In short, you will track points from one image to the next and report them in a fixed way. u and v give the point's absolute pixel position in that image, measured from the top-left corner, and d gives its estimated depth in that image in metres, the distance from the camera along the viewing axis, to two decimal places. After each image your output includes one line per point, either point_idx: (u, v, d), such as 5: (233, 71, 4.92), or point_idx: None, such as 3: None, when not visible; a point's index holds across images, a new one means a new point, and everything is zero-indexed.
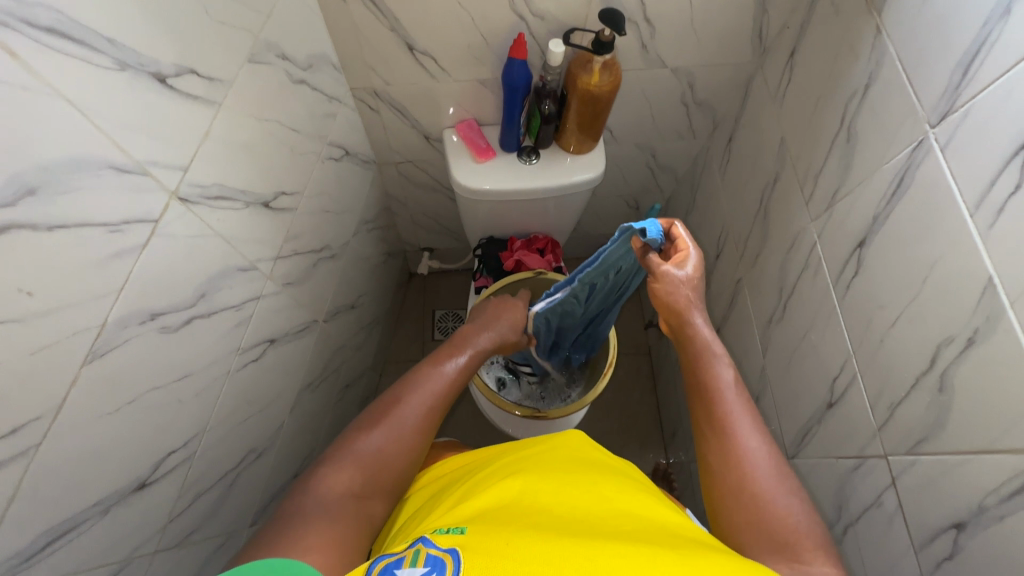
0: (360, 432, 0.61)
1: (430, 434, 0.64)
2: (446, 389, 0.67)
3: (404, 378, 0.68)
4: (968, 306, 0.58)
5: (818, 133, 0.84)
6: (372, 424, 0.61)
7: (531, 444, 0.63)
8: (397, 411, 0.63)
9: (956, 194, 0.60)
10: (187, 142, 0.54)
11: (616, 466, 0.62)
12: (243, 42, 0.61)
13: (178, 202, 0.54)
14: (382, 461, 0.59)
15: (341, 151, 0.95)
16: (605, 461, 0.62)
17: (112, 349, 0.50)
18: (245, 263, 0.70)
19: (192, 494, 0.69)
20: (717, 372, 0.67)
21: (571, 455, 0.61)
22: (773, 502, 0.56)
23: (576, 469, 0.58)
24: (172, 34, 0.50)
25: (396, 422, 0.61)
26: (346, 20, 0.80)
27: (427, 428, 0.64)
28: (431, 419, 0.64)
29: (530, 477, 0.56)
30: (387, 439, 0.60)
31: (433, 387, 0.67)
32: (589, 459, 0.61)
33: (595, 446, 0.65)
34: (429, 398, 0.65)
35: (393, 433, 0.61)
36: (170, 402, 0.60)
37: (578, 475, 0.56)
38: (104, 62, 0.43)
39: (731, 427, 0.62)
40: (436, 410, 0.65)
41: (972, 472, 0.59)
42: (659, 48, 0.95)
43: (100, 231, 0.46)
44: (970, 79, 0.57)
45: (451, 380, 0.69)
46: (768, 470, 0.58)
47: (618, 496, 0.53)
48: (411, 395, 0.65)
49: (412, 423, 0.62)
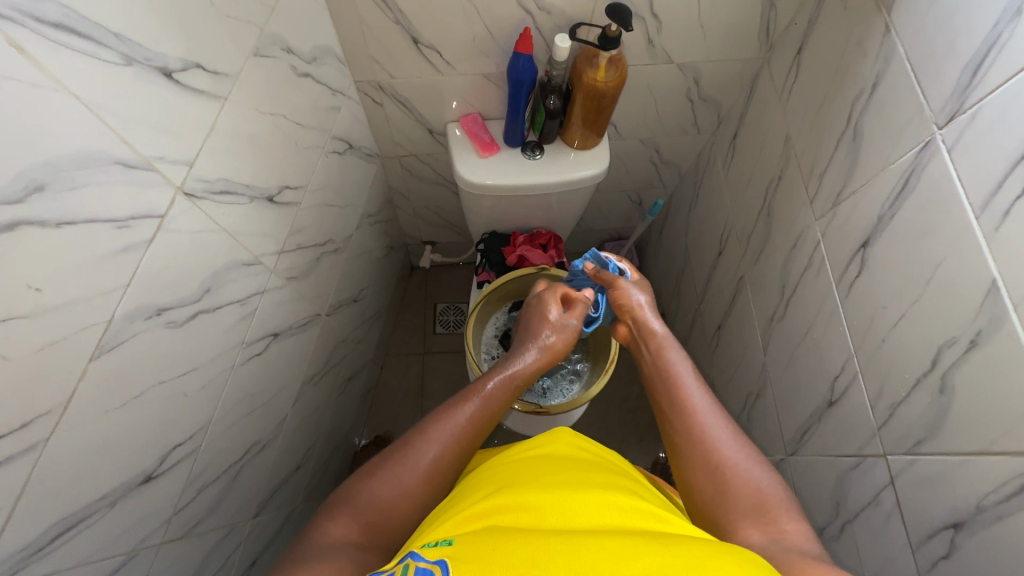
0: (371, 477, 0.61)
1: (442, 484, 0.63)
2: (465, 436, 0.66)
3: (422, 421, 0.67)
4: (972, 308, 0.59)
5: (824, 131, 0.84)
6: (384, 469, 0.61)
7: (519, 446, 0.66)
8: (410, 459, 0.62)
9: (962, 197, 0.60)
10: (193, 138, 0.54)
11: (604, 462, 0.63)
12: (249, 35, 0.60)
13: (184, 197, 0.54)
14: (386, 510, 0.59)
15: (345, 145, 0.95)
16: (594, 458, 0.63)
17: (118, 344, 0.50)
18: (250, 258, 0.70)
19: (197, 486, 0.69)
20: (672, 358, 0.72)
21: (562, 452, 0.63)
22: (735, 468, 0.58)
23: (564, 466, 0.59)
24: (178, 29, 0.49)
25: (409, 469, 0.61)
26: (351, 13, 0.80)
27: (439, 476, 0.63)
28: (447, 467, 0.64)
29: (517, 476, 0.58)
30: (390, 489, 0.60)
31: (451, 431, 0.66)
32: (578, 457, 0.62)
33: (584, 441, 0.67)
34: (441, 444, 0.64)
35: (402, 480, 0.60)
36: (176, 395, 0.60)
37: (565, 471, 0.58)
38: (111, 57, 0.43)
39: (686, 402, 0.65)
40: (451, 456, 0.64)
41: (971, 473, 0.60)
42: (666, 43, 0.94)
43: (109, 227, 0.46)
44: (979, 80, 0.57)
45: (472, 425, 0.67)
46: (730, 439, 0.61)
47: (607, 492, 0.54)
48: (427, 440, 0.64)
49: (423, 471, 0.62)
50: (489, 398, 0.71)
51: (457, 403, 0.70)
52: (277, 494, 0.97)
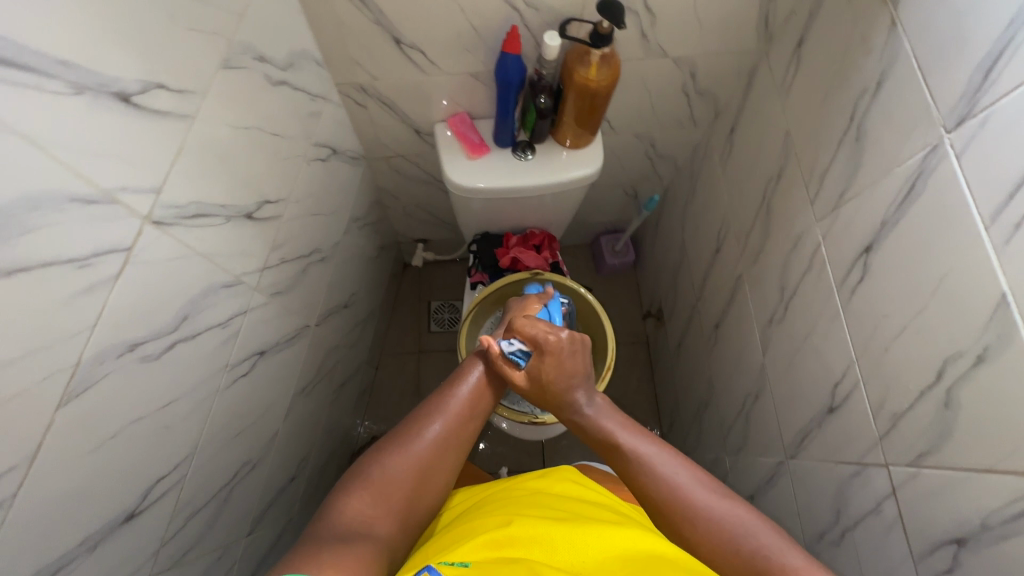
0: (381, 454, 0.61)
1: (452, 456, 0.64)
2: (467, 409, 0.68)
3: (426, 400, 0.68)
4: (979, 323, 0.57)
5: (825, 129, 0.80)
6: (393, 445, 0.62)
7: (528, 479, 0.69)
8: (417, 434, 0.63)
9: (971, 206, 0.57)
10: (159, 163, 0.51)
11: (607, 501, 0.66)
12: (216, 46, 0.57)
13: (153, 226, 0.51)
14: (402, 483, 0.59)
15: (328, 150, 0.91)
16: (599, 497, 0.66)
17: (88, 387, 0.47)
18: (229, 278, 0.67)
19: (185, 514, 0.68)
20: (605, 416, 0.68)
21: (569, 488, 0.66)
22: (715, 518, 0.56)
23: (573, 502, 0.62)
24: (134, 49, 0.46)
25: (416, 441, 0.62)
26: (328, 13, 0.75)
27: (449, 448, 0.64)
28: (454, 439, 0.65)
29: (528, 505, 0.60)
30: (401, 461, 0.60)
31: (452, 406, 0.67)
32: (585, 496, 0.65)
33: (588, 481, 0.70)
34: (449, 417, 0.66)
35: (414, 454, 0.61)
36: (156, 429, 0.58)
37: (574, 507, 0.60)
38: (57, 87, 0.39)
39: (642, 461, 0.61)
40: (456, 429, 0.66)
41: (976, 491, 0.58)
42: (661, 37, 0.90)
43: (66, 267, 0.43)
44: (991, 83, 0.54)
45: (473, 397, 0.70)
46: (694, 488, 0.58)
47: (617, 524, 0.56)
48: (430, 416, 0.65)
49: (432, 443, 0.63)
50: (482, 376, 0.74)
51: (452, 383, 0.71)
52: (272, 508, 0.96)
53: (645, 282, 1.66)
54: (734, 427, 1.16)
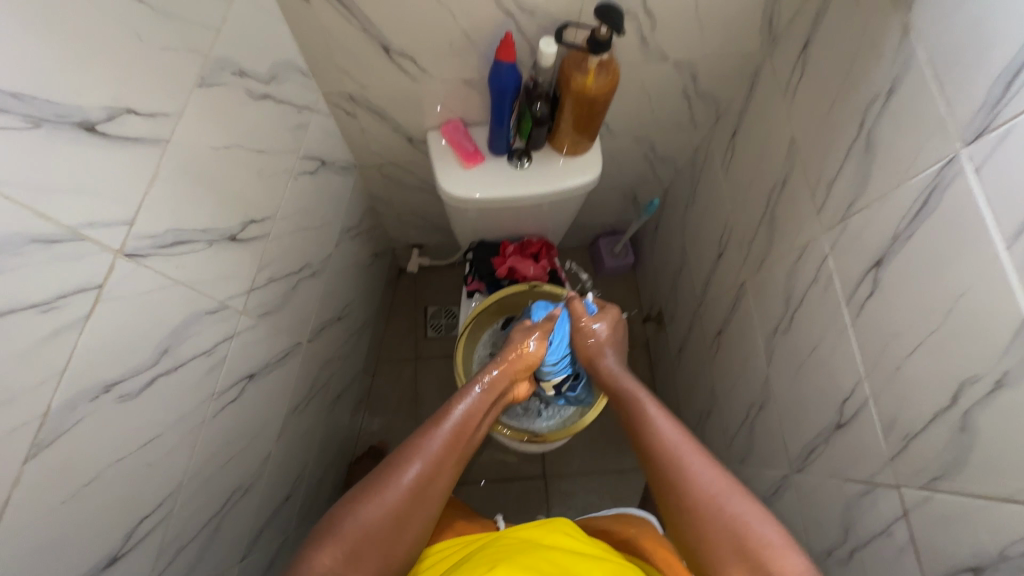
0: (352, 505, 0.60)
1: (427, 502, 0.62)
2: (448, 449, 0.66)
3: (410, 437, 0.66)
4: (998, 347, 0.54)
5: (832, 137, 0.78)
6: (365, 495, 0.61)
7: (519, 529, 0.67)
8: (390, 481, 0.61)
9: (990, 224, 0.54)
10: (131, 192, 0.48)
11: (599, 554, 0.64)
12: (191, 65, 0.53)
13: (126, 259, 0.48)
14: (370, 537, 0.58)
15: (317, 162, 0.88)
16: (590, 549, 0.64)
17: (60, 435, 0.45)
18: (214, 304, 0.64)
19: (173, 550, 0.65)
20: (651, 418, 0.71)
21: (560, 540, 0.65)
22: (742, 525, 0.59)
23: (563, 554, 0.60)
24: (97, 75, 0.43)
25: (392, 487, 0.61)
26: (313, 22, 0.72)
27: (422, 494, 0.62)
28: (429, 486, 0.63)
29: (516, 556, 0.59)
30: (373, 512, 0.59)
31: (431, 447, 0.65)
32: (575, 548, 0.63)
33: (581, 535, 0.68)
34: (427, 460, 0.64)
35: (384, 505, 0.60)
36: (138, 467, 0.55)
37: (563, 560, 0.59)
38: (11, 122, 0.36)
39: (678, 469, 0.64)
40: (433, 472, 0.64)
41: (993, 520, 0.56)
42: (660, 40, 0.87)
43: (29, 312, 0.40)
44: (1012, 96, 0.51)
45: (456, 435, 0.68)
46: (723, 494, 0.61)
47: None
48: (410, 460, 0.63)
49: (405, 491, 0.61)
50: (468, 409, 0.72)
51: (436, 418, 0.69)
52: (267, 530, 0.93)
53: (645, 285, 1.63)
54: (737, 436, 1.14)
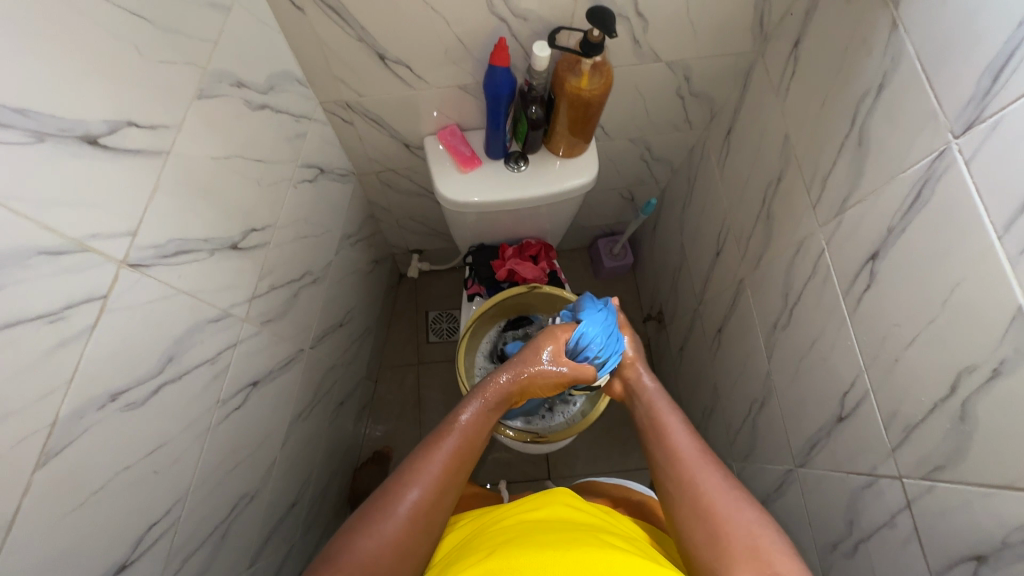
0: (353, 536, 0.59)
1: (429, 527, 0.62)
2: (447, 474, 0.65)
3: (405, 463, 0.66)
4: (994, 336, 0.55)
5: (825, 133, 0.78)
6: (364, 526, 0.60)
7: (522, 502, 0.69)
8: (390, 511, 0.61)
9: (982, 214, 0.55)
10: (133, 204, 0.49)
11: (599, 521, 0.66)
12: (190, 77, 0.54)
13: (130, 269, 0.49)
14: (374, 566, 0.57)
15: (315, 170, 0.89)
16: (591, 518, 0.66)
17: (68, 444, 0.45)
18: (217, 312, 0.65)
19: (181, 558, 0.65)
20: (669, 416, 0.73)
21: (561, 510, 0.66)
22: (735, 514, 0.59)
23: (562, 525, 0.61)
24: (98, 89, 0.44)
25: (391, 513, 0.61)
26: (309, 32, 0.73)
27: (423, 520, 0.62)
28: (429, 513, 0.63)
29: (515, 535, 0.60)
30: (376, 540, 0.59)
31: (429, 473, 0.65)
32: (575, 515, 0.65)
33: (582, 500, 0.70)
34: (426, 484, 0.63)
35: (386, 535, 0.59)
36: (145, 475, 0.56)
37: (558, 531, 0.60)
38: (16, 137, 0.37)
39: (688, 463, 0.65)
40: (434, 500, 0.63)
41: (996, 508, 0.56)
42: (653, 42, 0.88)
43: (35, 323, 0.41)
44: (1001, 88, 0.52)
45: (455, 461, 0.67)
46: (725, 490, 0.61)
47: (600, 547, 0.56)
48: (409, 483, 0.63)
49: (406, 516, 0.61)
50: (470, 432, 0.71)
51: (432, 443, 0.68)
52: (274, 537, 0.94)
53: (645, 285, 1.64)
54: (741, 432, 1.14)
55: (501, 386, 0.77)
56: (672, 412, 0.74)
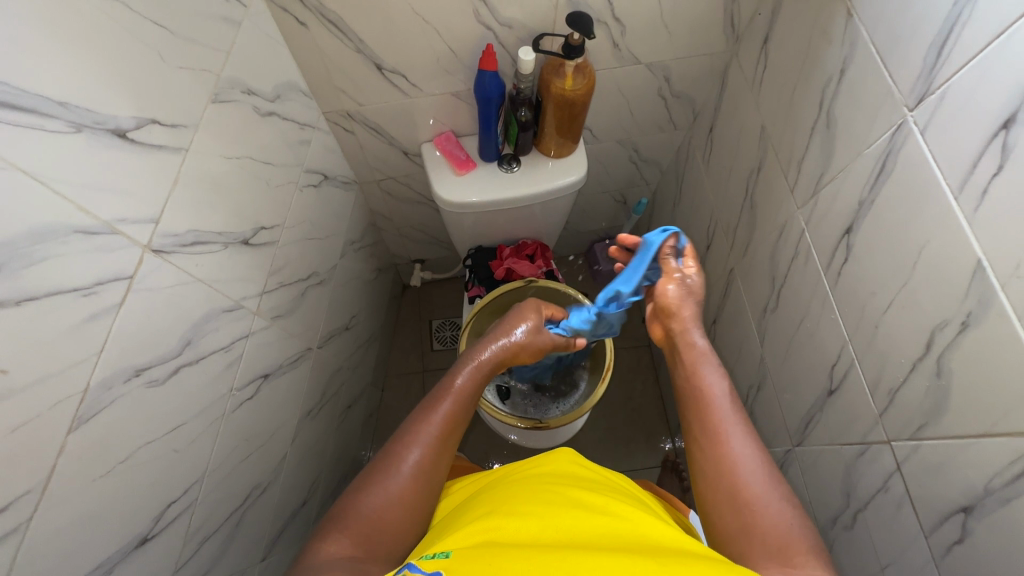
0: (359, 494, 0.62)
1: (431, 484, 0.65)
2: (442, 434, 0.68)
3: (401, 427, 0.69)
4: (960, 291, 0.58)
5: (798, 119, 0.83)
6: (369, 484, 0.62)
7: (522, 463, 0.75)
8: (393, 469, 0.63)
9: (939, 177, 0.59)
10: (156, 194, 0.53)
11: (599, 479, 0.71)
12: (207, 82, 0.60)
13: (153, 254, 0.54)
14: (380, 522, 0.60)
15: (320, 176, 0.95)
16: (597, 478, 0.71)
17: (97, 412, 0.49)
18: (230, 303, 0.69)
19: (198, 539, 0.68)
20: (710, 383, 0.68)
21: (568, 473, 0.70)
22: (765, 508, 0.55)
23: (572, 487, 0.66)
24: (128, 88, 0.49)
25: (393, 473, 0.63)
26: (311, 46, 0.79)
27: (426, 478, 0.65)
28: (430, 471, 0.65)
29: (521, 500, 0.63)
30: (380, 498, 0.61)
31: (428, 432, 0.67)
32: (577, 476, 0.70)
33: (586, 463, 0.75)
34: (423, 445, 0.66)
35: (390, 491, 0.62)
36: (165, 453, 0.60)
37: (564, 498, 0.63)
38: (57, 126, 0.43)
39: (724, 435, 0.62)
40: (434, 457, 0.66)
41: (975, 456, 0.59)
42: (631, 45, 0.94)
43: (73, 295, 0.45)
44: (945, 59, 0.56)
45: (450, 421, 0.70)
46: (758, 475, 0.58)
47: (616, 528, 0.58)
48: (409, 445, 0.66)
49: (408, 476, 0.63)
50: (462, 391, 0.73)
51: (430, 406, 0.71)
52: (284, 534, 0.96)
53: None
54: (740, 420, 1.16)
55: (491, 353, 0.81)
56: (716, 376, 0.69)
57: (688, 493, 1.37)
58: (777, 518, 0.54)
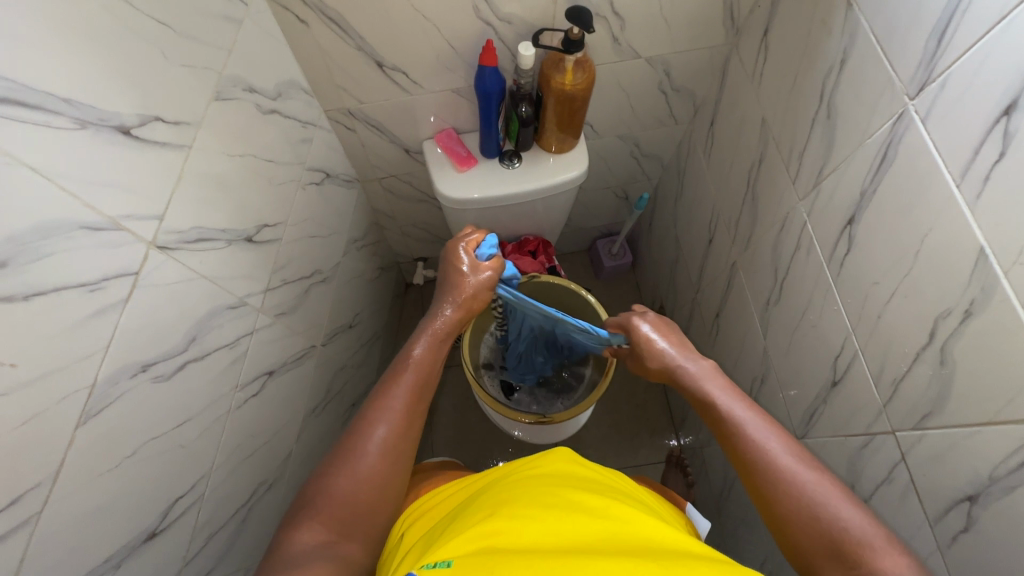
0: (327, 478, 0.62)
1: (401, 459, 0.66)
2: (406, 409, 0.68)
3: (365, 404, 0.69)
4: (962, 278, 0.58)
5: (799, 111, 0.83)
6: (339, 467, 0.62)
7: (520, 464, 0.74)
8: (360, 449, 0.63)
9: (940, 165, 0.59)
10: (160, 190, 0.54)
11: (594, 478, 0.71)
12: (208, 80, 0.61)
13: (157, 250, 0.54)
14: (350, 503, 0.60)
15: (322, 174, 0.95)
16: (593, 478, 0.71)
17: (104, 407, 0.50)
18: (234, 300, 0.69)
19: (205, 535, 0.69)
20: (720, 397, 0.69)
21: (570, 475, 0.70)
22: (820, 511, 0.56)
23: (573, 488, 0.66)
24: (131, 85, 0.50)
25: (360, 454, 0.63)
26: (312, 44, 0.80)
27: (393, 454, 0.65)
28: (398, 445, 0.66)
29: (523, 502, 0.62)
30: (352, 480, 0.61)
31: (393, 411, 0.67)
32: (575, 477, 0.70)
33: (581, 462, 0.75)
34: (388, 421, 0.66)
35: (360, 472, 0.62)
36: (172, 448, 0.60)
37: (565, 499, 0.63)
38: (62, 122, 0.43)
39: (757, 445, 0.62)
40: (401, 431, 0.67)
41: (980, 444, 0.59)
42: (631, 39, 0.94)
43: (78, 291, 0.46)
44: (946, 46, 0.56)
45: (413, 394, 0.70)
46: (808, 476, 0.59)
47: (612, 531, 0.57)
48: (375, 422, 0.66)
49: (377, 454, 0.64)
50: (420, 363, 0.73)
51: (391, 380, 0.71)
52: None
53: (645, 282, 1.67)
54: None
55: (445, 317, 0.80)
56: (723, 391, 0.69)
57: (693, 488, 1.35)
58: (835, 518, 0.55)
